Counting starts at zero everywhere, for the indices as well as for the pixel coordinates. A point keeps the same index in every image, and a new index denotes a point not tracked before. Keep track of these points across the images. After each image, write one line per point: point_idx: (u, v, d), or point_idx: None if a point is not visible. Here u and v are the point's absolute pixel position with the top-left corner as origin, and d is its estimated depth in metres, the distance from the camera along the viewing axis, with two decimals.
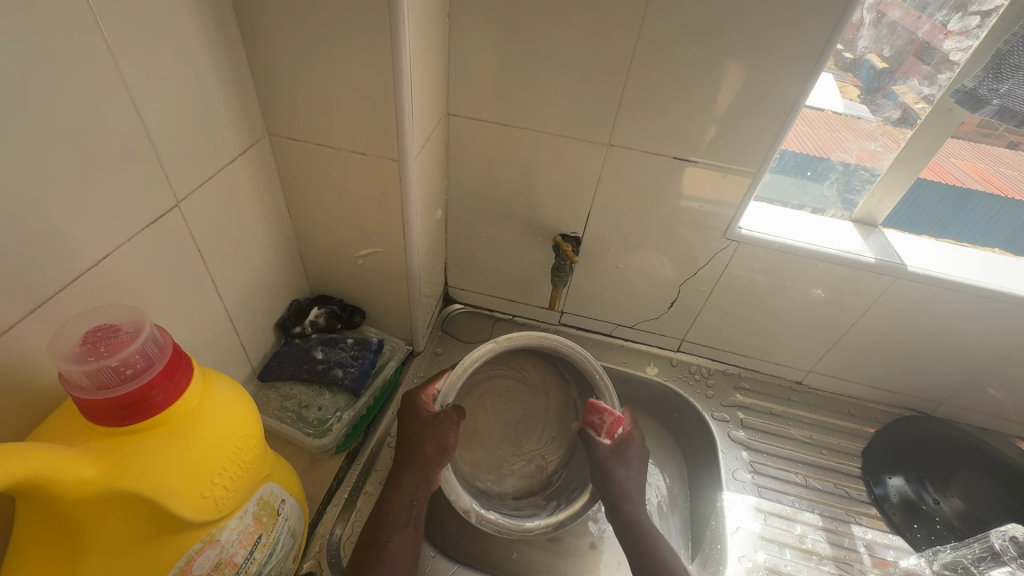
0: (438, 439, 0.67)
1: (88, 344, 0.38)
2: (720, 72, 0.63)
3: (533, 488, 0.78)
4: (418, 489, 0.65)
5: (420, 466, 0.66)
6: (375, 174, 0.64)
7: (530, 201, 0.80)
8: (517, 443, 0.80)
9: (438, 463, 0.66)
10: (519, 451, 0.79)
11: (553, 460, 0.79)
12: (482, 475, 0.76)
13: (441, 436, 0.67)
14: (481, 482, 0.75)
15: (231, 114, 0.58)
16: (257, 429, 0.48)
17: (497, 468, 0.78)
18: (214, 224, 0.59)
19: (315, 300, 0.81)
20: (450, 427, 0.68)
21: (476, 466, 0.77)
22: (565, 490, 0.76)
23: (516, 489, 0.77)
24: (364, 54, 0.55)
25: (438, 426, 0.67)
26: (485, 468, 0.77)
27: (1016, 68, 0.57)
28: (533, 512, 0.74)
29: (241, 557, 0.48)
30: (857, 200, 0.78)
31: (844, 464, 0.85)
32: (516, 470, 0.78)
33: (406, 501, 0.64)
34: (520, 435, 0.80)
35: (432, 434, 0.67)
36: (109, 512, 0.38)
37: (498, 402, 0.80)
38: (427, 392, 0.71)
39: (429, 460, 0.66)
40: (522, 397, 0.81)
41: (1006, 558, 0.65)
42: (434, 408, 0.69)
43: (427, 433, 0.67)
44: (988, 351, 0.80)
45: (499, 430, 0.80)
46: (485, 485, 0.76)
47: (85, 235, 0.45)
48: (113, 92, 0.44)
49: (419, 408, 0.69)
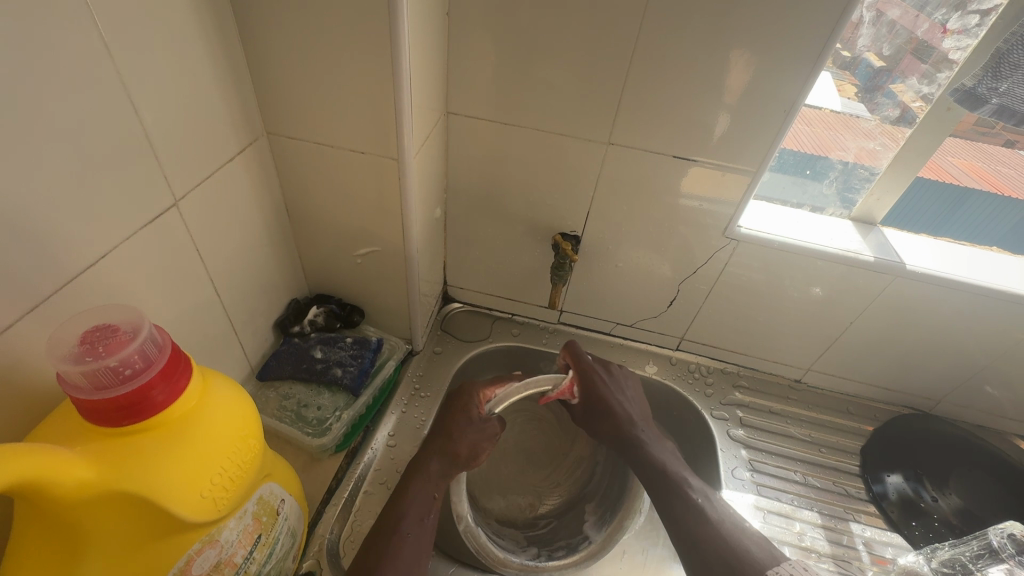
0: (472, 445, 0.70)
1: (86, 344, 0.38)
2: (719, 70, 0.62)
3: (515, 525, 0.79)
4: (437, 484, 0.66)
5: (449, 459, 0.68)
6: (374, 173, 0.64)
7: (529, 199, 0.80)
8: (521, 475, 0.84)
9: (463, 464, 0.69)
10: (519, 482, 0.84)
11: (544, 509, 0.82)
12: (477, 495, 0.80)
13: (478, 443, 0.71)
14: (477, 501, 0.79)
15: (229, 113, 0.58)
16: (257, 429, 0.48)
17: (493, 491, 0.82)
18: (212, 223, 0.59)
19: (314, 299, 0.80)
20: (490, 438, 0.72)
21: (480, 481, 0.82)
22: (544, 541, 0.78)
23: (501, 518, 0.79)
24: (362, 52, 0.54)
25: (478, 428, 0.71)
26: (485, 488, 0.81)
27: (1015, 67, 0.58)
28: (508, 545, 0.74)
29: (240, 557, 0.48)
30: (857, 199, 0.78)
31: (842, 463, 0.85)
32: (509, 498, 0.82)
33: (426, 496, 0.64)
34: (531, 467, 0.85)
35: (467, 435, 0.70)
36: (109, 513, 0.37)
37: (527, 426, 0.88)
38: (484, 392, 0.75)
39: (456, 458, 0.68)
40: (552, 433, 0.87)
41: (1003, 555, 0.65)
42: (484, 411, 0.73)
43: (461, 429, 0.70)
44: (986, 349, 0.80)
45: (513, 455, 0.85)
46: (478, 504, 0.79)
47: (81, 235, 0.45)
48: (109, 90, 0.44)
49: (471, 405, 0.73)
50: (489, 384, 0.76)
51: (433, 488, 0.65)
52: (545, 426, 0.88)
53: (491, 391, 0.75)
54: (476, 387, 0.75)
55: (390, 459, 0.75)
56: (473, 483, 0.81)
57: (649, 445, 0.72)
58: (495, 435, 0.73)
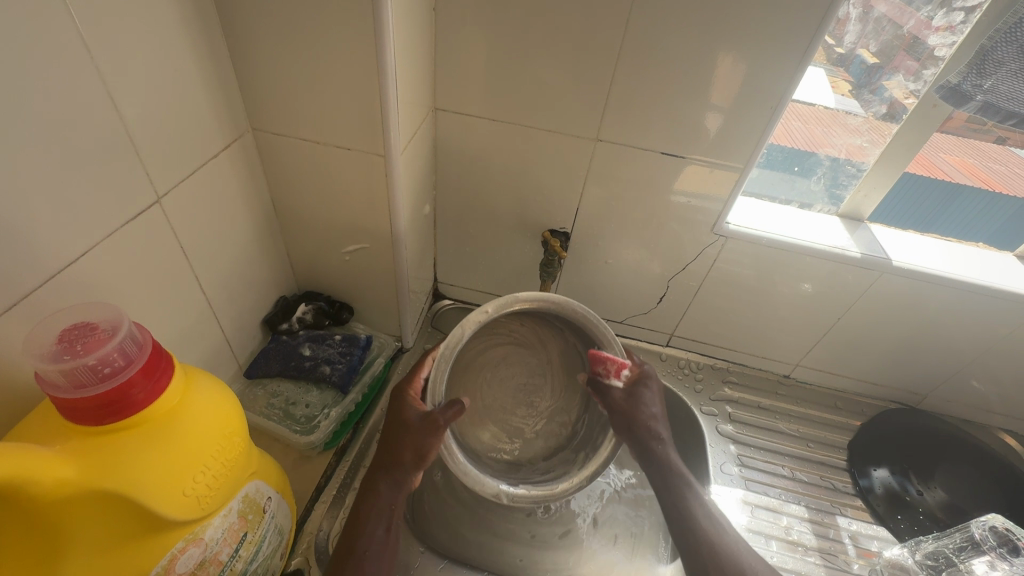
0: (415, 445, 0.59)
1: (65, 343, 0.38)
2: (707, 66, 0.62)
3: (559, 449, 0.73)
4: (397, 492, 0.60)
5: (398, 469, 0.60)
6: (361, 169, 0.64)
7: (519, 196, 0.79)
8: (528, 400, 0.75)
9: (417, 468, 0.60)
10: (533, 407, 0.75)
11: (573, 412, 0.74)
12: (511, 450, 0.72)
13: (419, 441, 0.59)
14: (513, 451, 0.72)
15: (213, 107, 0.57)
16: (241, 426, 0.48)
17: (518, 435, 0.74)
18: (197, 220, 0.59)
19: (303, 296, 0.80)
20: (428, 432, 0.59)
21: (499, 441, 0.72)
22: (589, 438, 0.71)
23: (540, 451, 0.73)
24: (348, 47, 0.54)
25: (412, 431, 0.59)
26: (511, 441, 0.73)
27: (999, 64, 0.58)
28: (564, 469, 0.69)
29: (226, 555, 0.48)
30: (844, 195, 0.78)
31: (829, 457, 0.86)
32: (538, 431, 0.74)
33: (386, 505, 0.60)
34: (531, 395, 0.75)
35: (410, 440, 0.59)
36: (90, 512, 0.37)
37: (501, 368, 0.74)
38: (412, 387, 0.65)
39: (406, 466, 0.59)
40: (521, 356, 0.74)
41: (985, 547, 0.65)
42: (422, 408, 0.62)
43: (404, 436, 0.59)
44: (971, 344, 0.81)
45: (505, 395, 0.74)
46: (516, 456, 0.72)
47: (62, 233, 0.44)
48: (88, 85, 0.44)
49: (402, 407, 0.62)
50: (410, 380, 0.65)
51: (401, 495, 0.60)
52: (508, 356, 0.74)
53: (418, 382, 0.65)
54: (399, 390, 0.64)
55: None
56: (490, 448, 0.71)
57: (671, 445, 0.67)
58: (434, 425, 0.59)
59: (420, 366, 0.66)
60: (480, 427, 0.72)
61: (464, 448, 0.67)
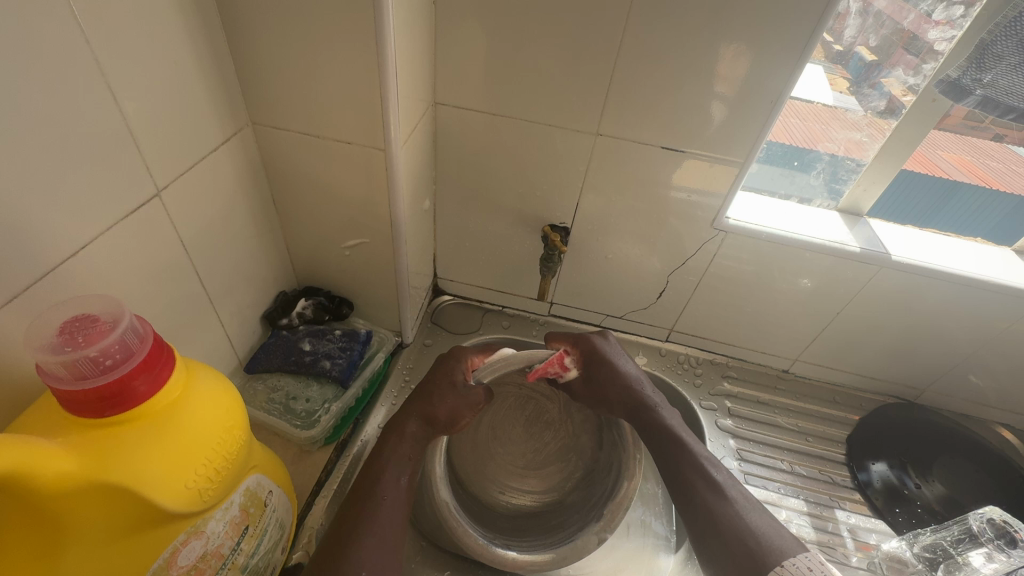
0: (450, 409, 0.66)
1: (65, 335, 0.38)
2: (707, 61, 0.62)
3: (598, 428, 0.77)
4: (411, 448, 0.63)
5: (432, 430, 0.66)
6: (361, 164, 0.64)
7: (518, 191, 0.79)
8: (543, 422, 0.79)
9: (433, 429, 0.66)
10: (553, 426, 0.79)
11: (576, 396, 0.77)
12: (577, 465, 0.77)
13: (441, 399, 0.67)
14: (579, 463, 0.77)
15: (213, 101, 0.57)
16: (242, 420, 0.48)
17: (571, 450, 0.78)
18: (197, 214, 0.59)
19: (302, 292, 0.80)
20: (470, 407, 0.67)
21: (562, 473, 0.77)
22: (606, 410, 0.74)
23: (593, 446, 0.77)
24: (348, 41, 0.54)
25: (442, 394, 0.67)
26: (569, 460, 0.78)
27: (998, 58, 0.60)
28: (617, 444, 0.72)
29: (227, 548, 0.48)
30: (844, 189, 0.78)
31: (828, 451, 0.86)
32: (576, 429, 0.78)
33: (404, 457, 0.62)
34: (543, 418, 0.79)
35: (422, 402, 0.67)
36: (92, 505, 0.37)
37: (500, 435, 0.78)
38: (473, 361, 0.72)
39: (429, 427, 0.66)
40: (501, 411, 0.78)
41: (983, 540, 0.68)
42: (471, 379, 0.70)
43: (424, 398, 0.67)
44: (969, 339, 0.81)
45: (528, 435, 0.78)
46: (584, 467, 0.77)
47: (60, 225, 0.44)
48: (87, 77, 0.43)
49: (453, 371, 0.70)
50: (478, 354, 0.73)
51: (416, 450, 0.64)
52: (495, 422, 0.78)
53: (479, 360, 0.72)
54: (464, 355, 0.72)
55: None
56: (561, 485, 0.76)
57: (658, 407, 0.69)
58: (477, 404, 0.68)
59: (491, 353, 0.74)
60: (533, 478, 0.77)
61: (539, 526, 0.72)
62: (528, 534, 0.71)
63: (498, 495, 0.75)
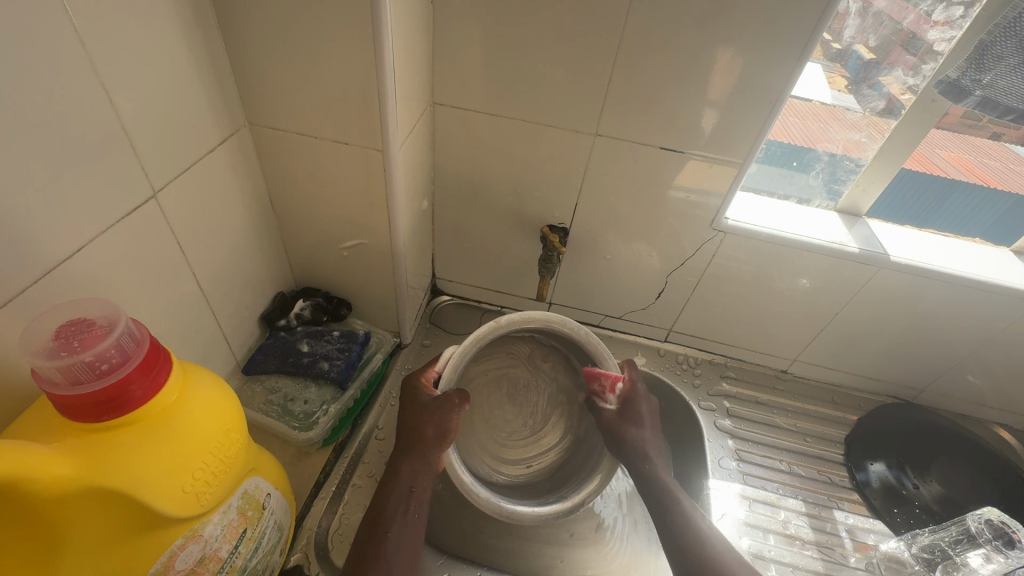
0: (438, 423, 0.65)
1: (61, 339, 0.38)
2: (706, 61, 0.62)
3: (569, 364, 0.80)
4: (419, 474, 0.63)
5: (419, 451, 0.64)
6: (359, 164, 0.63)
7: (517, 191, 0.79)
8: (523, 386, 0.81)
9: (441, 447, 0.65)
10: (533, 386, 0.81)
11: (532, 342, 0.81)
12: (570, 404, 0.80)
13: (445, 417, 0.66)
14: (571, 401, 0.80)
15: (209, 102, 0.57)
16: (240, 422, 0.48)
17: (559, 394, 0.81)
18: (193, 215, 0.58)
19: (300, 292, 0.80)
20: (450, 410, 0.66)
21: (563, 420, 0.80)
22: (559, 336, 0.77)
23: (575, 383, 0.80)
24: (345, 41, 0.53)
25: (438, 409, 0.66)
26: (562, 402, 0.81)
27: (998, 59, 0.58)
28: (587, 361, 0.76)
29: (225, 551, 0.48)
30: (843, 190, 0.78)
31: (826, 451, 0.86)
32: (550, 371, 0.81)
33: (404, 488, 0.62)
34: (520, 385, 0.81)
35: (433, 418, 0.65)
36: (89, 509, 0.37)
37: (493, 421, 0.80)
38: (427, 376, 0.70)
39: (428, 445, 0.64)
40: (482, 401, 0.79)
41: (981, 540, 0.67)
42: (436, 391, 0.68)
43: (426, 415, 0.65)
44: (967, 339, 0.82)
45: (517, 405, 0.81)
46: (576, 401, 0.80)
47: (56, 228, 0.44)
48: (82, 78, 0.43)
49: (419, 393, 0.68)
50: (425, 368, 0.71)
51: (422, 477, 0.63)
52: (484, 413, 0.79)
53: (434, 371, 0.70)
54: (413, 376, 0.70)
55: (378, 451, 0.75)
56: (571, 421, 0.80)
57: (655, 461, 0.68)
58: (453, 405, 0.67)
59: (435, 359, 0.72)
60: (542, 436, 0.79)
61: (569, 471, 0.76)
62: (565, 483, 0.74)
63: (518, 465, 0.77)
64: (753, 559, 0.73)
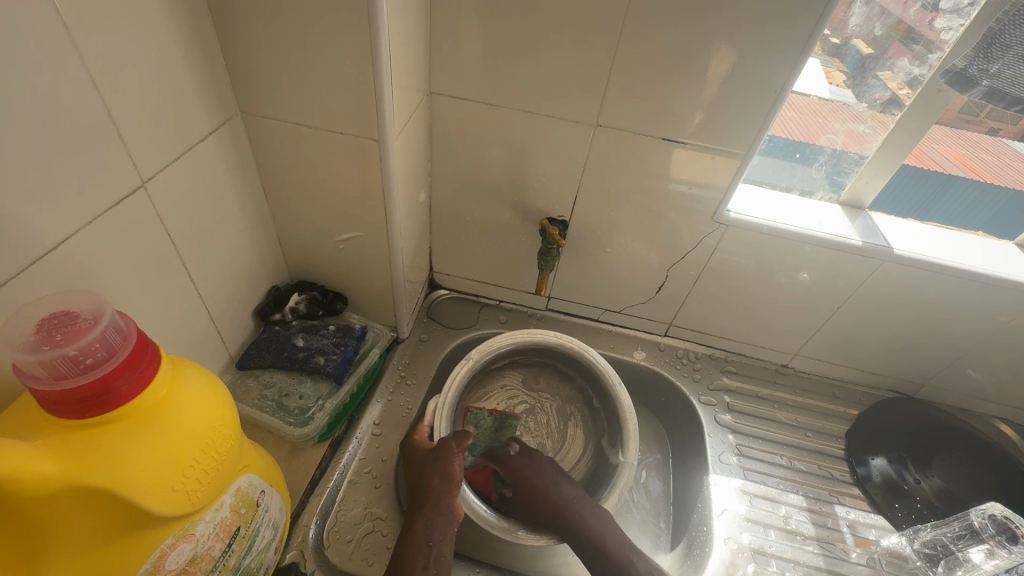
0: (441, 470, 0.65)
1: (43, 333, 0.36)
2: (709, 50, 0.61)
3: (561, 376, 0.83)
4: (435, 525, 0.62)
5: (432, 501, 0.63)
6: (355, 155, 0.62)
7: (516, 183, 0.78)
8: (526, 410, 0.82)
9: (449, 492, 0.64)
10: (537, 407, 0.83)
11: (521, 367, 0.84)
12: (579, 410, 0.82)
13: (445, 467, 0.65)
14: (579, 407, 0.82)
15: (200, 89, 0.55)
16: (232, 418, 0.47)
17: (565, 405, 0.83)
18: (184, 206, 0.57)
19: (295, 286, 0.78)
20: (449, 451, 0.66)
21: (577, 430, 0.81)
22: (536, 352, 0.82)
23: (577, 391, 0.83)
24: (339, 27, 0.52)
25: (431, 460, 0.66)
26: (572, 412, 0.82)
27: (1006, 48, 0.57)
28: (572, 360, 0.80)
29: (217, 550, 0.47)
30: (846, 182, 0.77)
31: (827, 446, 0.86)
32: (551, 389, 0.83)
33: (424, 541, 0.60)
34: (528, 412, 0.82)
35: (433, 466, 0.65)
36: (73, 509, 0.36)
37: None
38: (420, 430, 0.71)
39: (438, 494, 0.64)
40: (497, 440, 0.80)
41: (984, 536, 0.67)
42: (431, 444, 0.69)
43: (428, 466, 0.66)
44: (969, 334, 0.81)
45: (534, 431, 0.81)
46: (583, 404, 0.82)
47: (41, 217, 0.42)
48: (67, 63, 0.41)
49: (417, 449, 0.69)
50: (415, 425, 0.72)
51: (439, 527, 0.62)
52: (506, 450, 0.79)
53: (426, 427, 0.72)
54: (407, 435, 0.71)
55: (375, 448, 0.74)
56: (587, 430, 0.81)
57: (582, 514, 0.67)
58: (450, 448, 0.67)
59: (422, 414, 0.74)
60: (565, 452, 0.79)
61: (601, 473, 0.76)
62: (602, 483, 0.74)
63: None
64: (753, 555, 0.72)
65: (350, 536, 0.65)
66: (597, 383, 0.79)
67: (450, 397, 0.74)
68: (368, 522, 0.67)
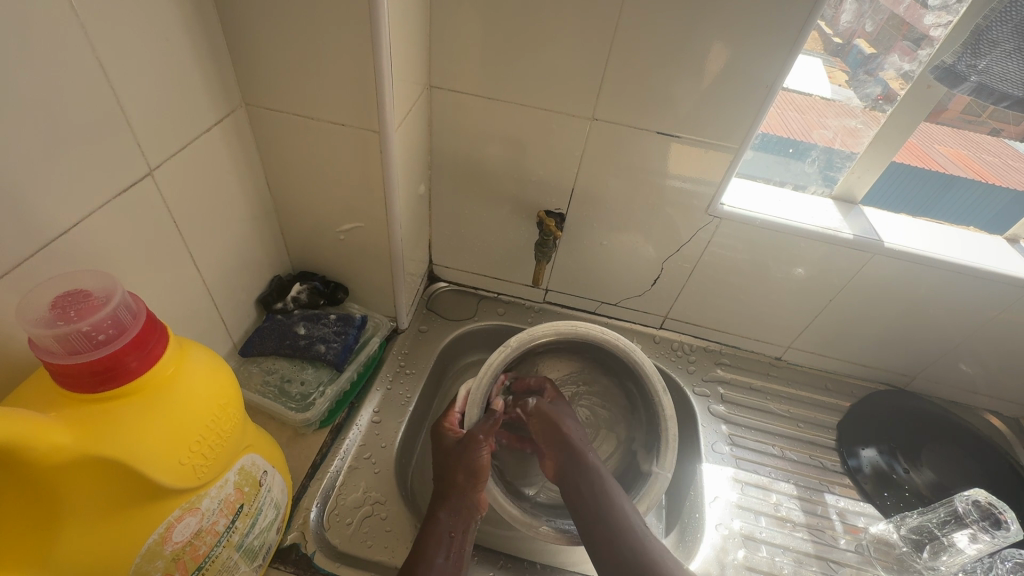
0: (467, 465, 0.67)
1: (58, 309, 0.38)
2: (702, 46, 0.62)
3: (602, 371, 0.82)
4: (458, 518, 0.64)
5: (456, 495, 0.65)
6: (356, 146, 0.63)
7: (514, 176, 0.79)
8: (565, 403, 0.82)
9: (475, 487, 0.66)
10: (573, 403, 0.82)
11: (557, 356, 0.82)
12: (616, 410, 0.80)
13: (469, 463, 0.67)
14: (617, 404, 0.80)
15: (206, 81, 0.57)
16: (236, 399, 0.48)
17: (600, 404, 0.81)
18: (190, 194, 0.58)
19: (297, 276, 0.80)
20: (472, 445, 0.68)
21: (611, 428, 0.80)
22: (577, 345, 0.81)
23: (617, 387, 0.81)
24: (341, 21, 0.53)
25: (462, 452, 0.68)
26: (605, 408, 0.81)
27: (993, 44, 0.59)
28: (612, 356, 0.79)
29: (222, 526, 0.49)
30: (838, 176, 0.78)
31: (820, 437, 0.87)
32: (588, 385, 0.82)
33: (445, 534, 0.62)
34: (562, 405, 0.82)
35: (461, 461, 0.67)
36: (86, 478, 0.37)
37: None
38: (449, 419, 0.74)
39: (463, 489, 0.66)
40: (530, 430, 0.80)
41: (968, 521, 0.69)
42: (460, 434, 0.72)
43: (455, 460, 0.68)
44: (960, 328, 0.82)
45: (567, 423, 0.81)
46: (623, 405, 0.80)
47: (54, 201, 0.44)
48: (80, 53, 0.43)
49: (446, 436, 0.72)
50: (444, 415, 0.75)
51: (461, 521, 0.64)
52: None
53: (451, 419, 0.74)
54: (437, 425, 0.74)
55: (376, 435, 0.75)
56: (619, 428, 0.79)
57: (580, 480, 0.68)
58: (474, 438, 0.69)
59: (453, 402, 0.76)
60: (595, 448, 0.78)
61: (630, 477, 0.75)
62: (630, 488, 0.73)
63: None
64: (744, 540, 0.73)
65: (350, 518, 0.67)
66: (636, 385, 0.78)
67: (479, 386, 0.75)
68: (368, 505, 0.69)
